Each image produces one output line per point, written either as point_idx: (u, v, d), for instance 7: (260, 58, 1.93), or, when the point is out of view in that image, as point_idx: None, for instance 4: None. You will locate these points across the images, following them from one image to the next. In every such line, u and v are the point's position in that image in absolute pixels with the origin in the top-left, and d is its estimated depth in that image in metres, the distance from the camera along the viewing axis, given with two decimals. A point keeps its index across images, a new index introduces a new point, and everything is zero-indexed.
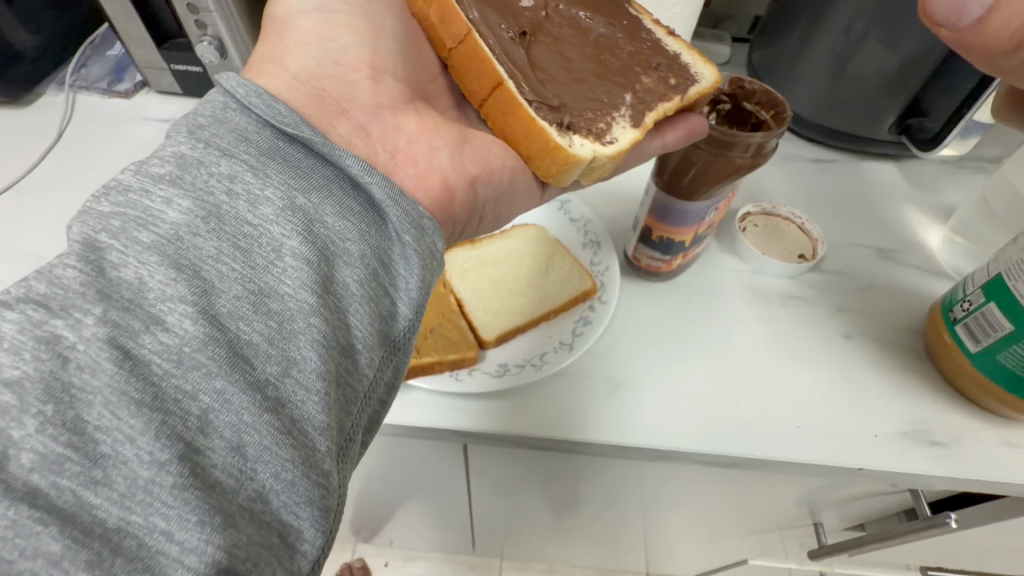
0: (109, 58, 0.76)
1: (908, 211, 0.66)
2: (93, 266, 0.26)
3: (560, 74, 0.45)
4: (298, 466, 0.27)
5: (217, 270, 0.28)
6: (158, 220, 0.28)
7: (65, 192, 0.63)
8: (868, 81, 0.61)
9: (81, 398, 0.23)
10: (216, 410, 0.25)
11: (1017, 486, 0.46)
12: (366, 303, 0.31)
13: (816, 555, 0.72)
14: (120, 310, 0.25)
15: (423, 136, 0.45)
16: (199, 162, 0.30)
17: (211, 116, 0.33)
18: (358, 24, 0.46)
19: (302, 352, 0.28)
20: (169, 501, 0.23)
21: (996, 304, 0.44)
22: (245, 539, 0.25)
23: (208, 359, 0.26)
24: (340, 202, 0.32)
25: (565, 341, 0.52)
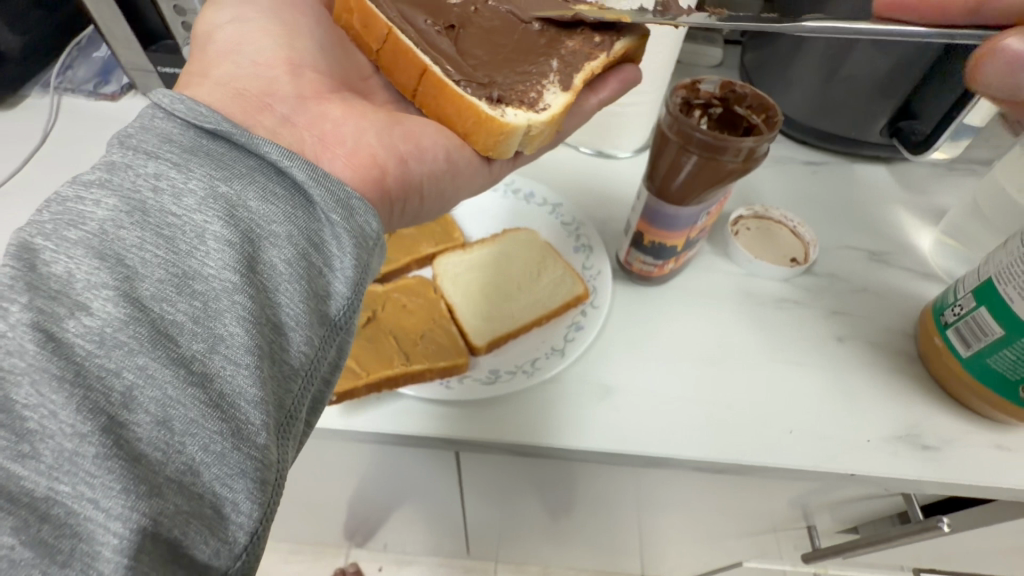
0: (96, 60, 0.75)
1: (900, 213, 0.66)
2: (21, 263, 0.25)
3: (484, 56, 0.45)
4: (228, 437, 0.26)
5: (141, 257, 0.27)
6: (85, 218, 0.27)
7: (49, 196, 0.62)
8: (859, 83, 0.61)
9: (9, 377, 0.23)
10: (138, 386, 0.24)
11: (1009, 490, 0.46)
12: (297, 283, 0.30)
13: (810, 558, 0.72)
14: (44, 302, 0.24)
15: (359, 125, 0.42)
16: (127, 166, 0.29)
17: (139, 126, 0.32)
18: (270, 27, 0.45)
19: (228, 329, 0.27)
20: (93, 473, 0.22)
21: (986, 309, 0.44)
22: (173, 511, 0.24)
23: (130, 338, 0.25)
24: (263, 188, 0.31)
25: (558, 347, 0.51)
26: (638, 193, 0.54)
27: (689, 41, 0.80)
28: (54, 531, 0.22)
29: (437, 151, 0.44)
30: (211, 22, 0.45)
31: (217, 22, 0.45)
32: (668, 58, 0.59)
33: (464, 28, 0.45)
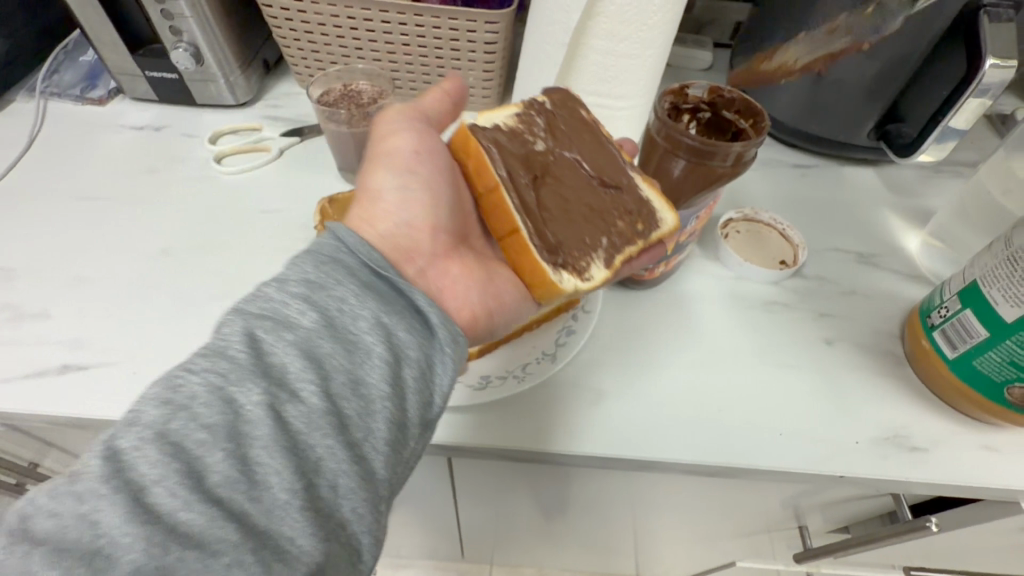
0: (82, 64, 0.75)
1: (888, 215, 0.67)
2: (249, 350, 0.31)
3: (555, 210, 0.45)
4: (368, 502, 0.31)
5: (334, 362, 0.33)
6: (294, 325, 0.33)
7: (33, 202, 0.62)
8: (846, 87, 0.62)
9: (251, 439, 0.28)
10: (325, 459, 0.30)
11: (996, 489, 0.46)
12: (421, 391, 0.35)
13: (802, 557, 0.73)
14: (273, 386, 0.30)
15: (465, 292, 0.46)
16: (322, 284, 0.36)
17: (325, 251, 0.38)
18: (427, 184, 0.46)
19: (377, 427, 0.33)
20: (293, 518, 0.28)
21: (971, 311, 0.45)
22: (331, 555, 0.29)
23: (326, 423, 0.31)
24: (408, 324, 0.37)
25: (549, 352, 0.51)
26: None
27: (679, 44, 0.80)
28: (264, 540, 0.27)
29: (508, 299, 0.47)
30: (377, 171, 0.46)
31: (382, 174, 0.46)
32: (658, 62, 0.60)
33: (544, 176, 0.45)
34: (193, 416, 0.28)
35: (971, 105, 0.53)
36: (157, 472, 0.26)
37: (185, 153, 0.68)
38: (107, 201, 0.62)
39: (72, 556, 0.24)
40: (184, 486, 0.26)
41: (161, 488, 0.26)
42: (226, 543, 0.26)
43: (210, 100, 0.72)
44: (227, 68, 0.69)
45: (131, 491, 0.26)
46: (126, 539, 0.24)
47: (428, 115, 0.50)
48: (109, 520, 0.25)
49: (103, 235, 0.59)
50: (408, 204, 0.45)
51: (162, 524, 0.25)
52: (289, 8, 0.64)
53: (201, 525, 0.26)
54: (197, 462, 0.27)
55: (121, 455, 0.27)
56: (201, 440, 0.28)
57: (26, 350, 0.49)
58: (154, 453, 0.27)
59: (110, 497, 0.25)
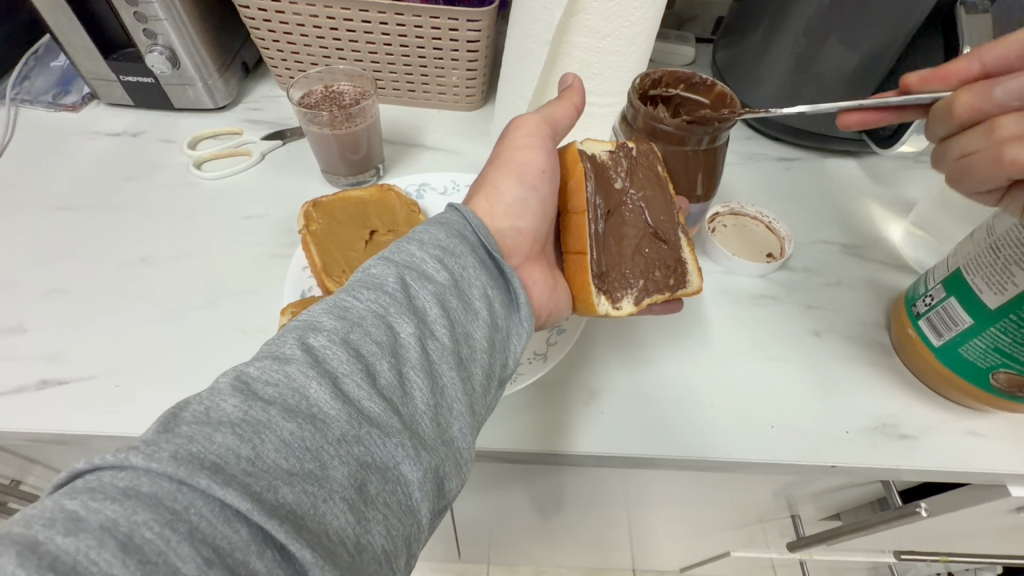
0: (53, 70, 0.73)
1: (871, 206, 0.68)
2: (402, 289, 0.34)
3: (612, 244, 0.47)
4: (457, 452, 0.32)
5: (457, 311, 0.35)
6: (430, 276, 0.35)
7: (8, 213, 0.60)
8: (828, 81, 0.62)
9: (404, 357, 0.31)
10: (449, 387, 0.32)
11: (983, 474, 0.47)
12: (516, 352, 0.38)
13: (795, 546, 0.73)
14: (419, 322, 0.33)
15: (544, 298, 0.45)
16: (449, 246, 0.38)
17: (442, 219, 0.41)
18: (545, 188, 0.48)
19: (479, 374, 0.34)
20: (430, 422, 0.31)
21: (955, 298, 0.45)
22: (448, 462, 0.31)
23: (452, 357, 0.33)
24: (505, 296, 0.39)
25: (539, 351, 0.50)
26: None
27: (662, 40, 0.81)
28: (417, 433, 0.30)
29: (562, 312, 0.48)
30: (504, 160, 0.48)
31: (507, 166, 0.48)
32: (641, 59, 0.60)
33: (614, 212, 0.47)
34: (367, 332, 0.31)
35: None
36: (348, 365, 0.29)
37: (164, 159, 0.67)
38: (85, 209, 0.61)
39: (296, 416, 0.27)
40: (364, 382, 0.29)
41: (352, 379, 0.29)
42: (394, 430, 0.29)
43: (188, 104, 0.71)
44: (205, 72, 0.67)
45: (330, 375, 0.29)
46: (331, 412, 0.28)
47: (558, 122, 0.50)
48: (318, 397, 0.28)
49: (80, 244, 0.58)
50: (525, 199, 0.47)
51: (354, 407, 0.28)
52: (266, 9, 0.63)
53: (379, 413, 0.29)
54: (371, 367, 0.30)
55: (314, 350, 0.30)
56: (372, 351, 0.31)
57: (5, 366, 0.48)
58: (343, 353, 0.30)
59: (313, 378, 0.28)
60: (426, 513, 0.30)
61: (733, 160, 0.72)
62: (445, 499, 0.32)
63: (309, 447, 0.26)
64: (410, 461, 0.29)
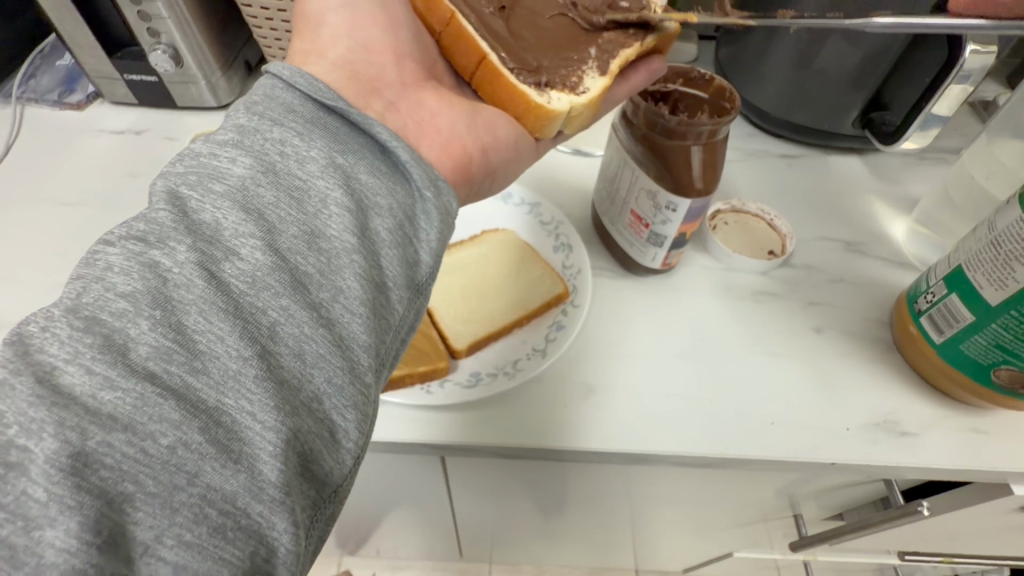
0: (59, 69, 0.73)
1: (874, 203, 0.67)
2: (178, 213, 0.28)
3: (524, 35, 0.46)
4: (304, 412, 0.27)
5: (277, 215, 0.29)
6: (223, 175, 0.29)
7: (13, 210, 0.61)
8: (830, 77, 0.62)
9: (180, 307, 0.26)
10: (278, 325, 0.27)
11: (985, 472, 0.46)
12: (427, 240, 0.34)
13: (797, 546, 0.73)
14: (201, 245, 0.27)
15: (454, 115, 0.43)
16: (256, 129, 0.32)
17: (262, 95, 0.34)
18: (376, 15, 0.45)
19: (346, 283, 0.29)
20: (241, 386, 0.26)
21: (957, 295, 0.45)
22: (302, 425, 0.27)
23: (276, 283, 0.28)
24: (372, 165, 0.33)
25: (539, 347, 0.51)
26: (655, 196, 0.50)
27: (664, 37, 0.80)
28: (217, 419, 0.25)
29: (507, 137, 0.46)
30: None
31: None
32: None
33: (511, 8, 0.47)
34: (109, 288, 0.25)
35: (953, 91, 0.52)
36: (71, 347, 0.23)
37: (167, 156, 0.67)
38: (87, 206, 0.61)
39: None
40: (102, 361, 0.23)
41: (78, 363, 0.23)
42: (166, 423, 0.24)
43: (191, 102, 0.71)
44: (208, 69, 0.68)
45: (39, 371, 0.23)
46: (35, 425, 0.22)
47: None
48: (17, 409, 0.22)
49: (83, 239, 0.58)
50: (360, 26, 0.43)
51: (80, 406, 0.23)
52: (268, 7, 0.63)
53: (130, 407, 0.23)
54: (117, 335, 0.24)
55: (28, 338, 0.24)
56: (119, 312, 0.25)
57: None
58: (68, 329, 0.24)
59: (15, 381, 0.22)
60: (276, 517, 0.25)
61: (735, 157, 0.72)
62: (327, 476, 0.28)
63: (3, 500, 0.21)
64: (213, 463, 0.24)
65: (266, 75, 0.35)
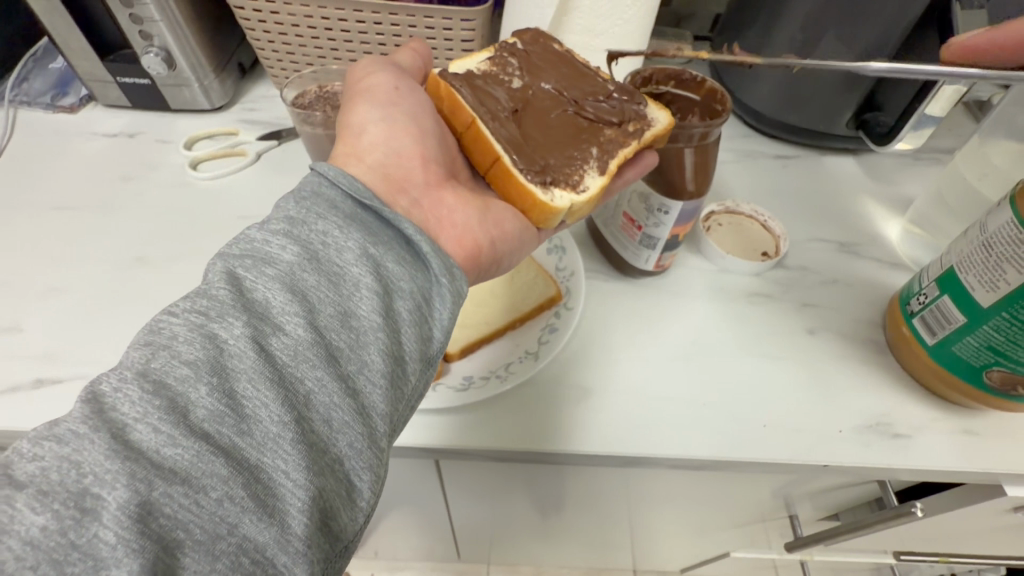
0: (52, 71, 0.73)
1: (868, 204, 0.67)
2: (231, 287, 0.29)
3: (535, 135, 0.46)
4: (331, 476, 0.27)
5: (319, 295, 0.30)
6: (274, 260, 0.30)
7: (6, 214, 0.61)
8: (824, 77, 0.62)
9: (233, 374, 0.26)
10: (314, 394, 0.28)
11: (978, 473, 0.46)
12: (441, 321, 0.34)
13: (793, 546, 0.73)
14: (254, 321, 0.28)
15: (467, 214, 0.43)
16: (304, 219, 0.33)
17: (310, 189, 0.35)
18: (410, 125, 0.44)
19: (372, 357, 0.30)
20: (280, 449, 0.26)
21: (949, 296, 0.45)
22: (330, 489, 0.27)
23: (313, 355, 0.28)
24: (398, 254, 0.34)
25: (532, 350, 0.51)
26: (648, 198, 0.50)
27: (658, 38, 0.80)
28: (258, 477, 0.25)
29: (514, 229, 0.46)
30: (359, 106, 0.44)
31: (365, 110, 0.44)
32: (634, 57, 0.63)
33: (524, 111, 0.46)
34: (174, 356, 0.26)
35: (946, 93, 0.52)
36: (140, 409, 0.24)
37: (160, 159, 0.67)
38: (81, 210, 0.61)
39: (57, 500, 0.22)
40: (166, 422, 0.24)
41: (144, 425, 0.24)
42: (217, 478, 0.24)
43: (184, 105, 0.71)
44: (201, 72, 0.67)
45: (113, 427, 0.24)
46: (109, 475, 0.22)
47: (403, 74, 0.48)
48: (95, 459, 0.23)
49: (76, 243, 0.58)
50: (395, 135, 0.43)
51: (147, 461, 0.23)
52: (261, 9, 0.63)
53: (188, 462, 0.24)
54: (179, 399, 0.25)
55: (101, 397, 0.25)
56: (182, 377, 0.26)
57: (4, 366, 0.49)
58: (136, 392, 0.25)
59: (92, 436, 0.23)
60: (300, 571, 0.25)
61: (729, 158, 0.72)
62: (341, 533, 0.28)
63: (78, 540, 0.21)
64: (252, 517, 0.25)
65: (312, 171, 0.37)
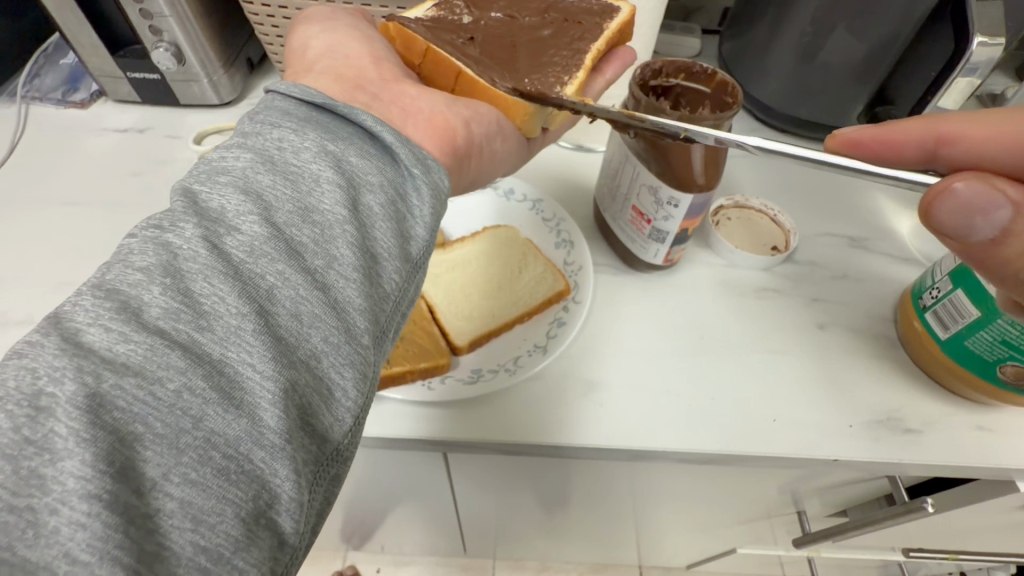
0: (63, 67, 0.74)
1: (879, 198, 0.67)
2: (187, 199, 0.28)
3: (498, 52, 0.45)
4: (305, 372, 0.27)
5: (276, 193, 0.29)
6: (228, 168, 0.30)
7: (18, 210, 0.61)
8: (836, 70, 0.61)
9: (188, 275, 0.26)
10: (277, 288, 0.27)
11: (990, 470, 0.46)
12: (418, 219, 0.33)
13: (801, 543, 0.73)
14: (207, 223, 0.27)
15: (429, 98, 0.41)
16: (257, 130, 0.32)
17: (262, 105, 0.34)
18: (353, 32, 0.45)
19: (341, 252, 0.29)
20: (243, 343, 0.25)
21: (962, 291, 0.45)
22: (303, 383, 0.27)
23: (272, 250, 0.28)
24: (362, 149, 0.33)
25: (540, 344, 0.51)
26: (657, 192, 0.50)
27: (667, 31, 0.79)
28: (223, 375, 0.24)
29: (492, 117, 0.44)
30: (300, 30, 0.46)
31: (306, 30, 0.46)
32: (645, 49, 0.63)
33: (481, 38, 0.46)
34: (127, 264, 0.25)
35: (958, 86, 0.52)
36: (92, 311, 0.24)
37: (170, 154, 0.67)
38: (91, 205, 0.62)
39: (9, 401, 0.21)
40: (117, 320, 0.24)
41: (95, 326, 0.23)
42: (172, 371, 0.23)
43: (194, 100, 0.71)
44: (210, 67, 0.68)
45: (63, 332, 0.23)
46: (57, 372, 0.22)
47: (351, 8, 0.50)
48: (44, 362, 0.22)
49: (86, 238, 0.59)
50: (341, 42, 0.44)
51: (97, 356, 0.23)
52: (269, 3, 0.63)
53: (141, 355, 0.23)
54: (132, 301, 0.24)
55: (58, 310, 0.24)
56: (134, 280, 0.25)
57: None
58: (89, 298, 0.24)
59: (44, 342, 0.23)
60: (278, 464, 0.25)
61: (738, 152, 0.71)
62: (325, 432, 0.27)
63: (32, 437, 0.21)
64: (218, 411, 0.24)
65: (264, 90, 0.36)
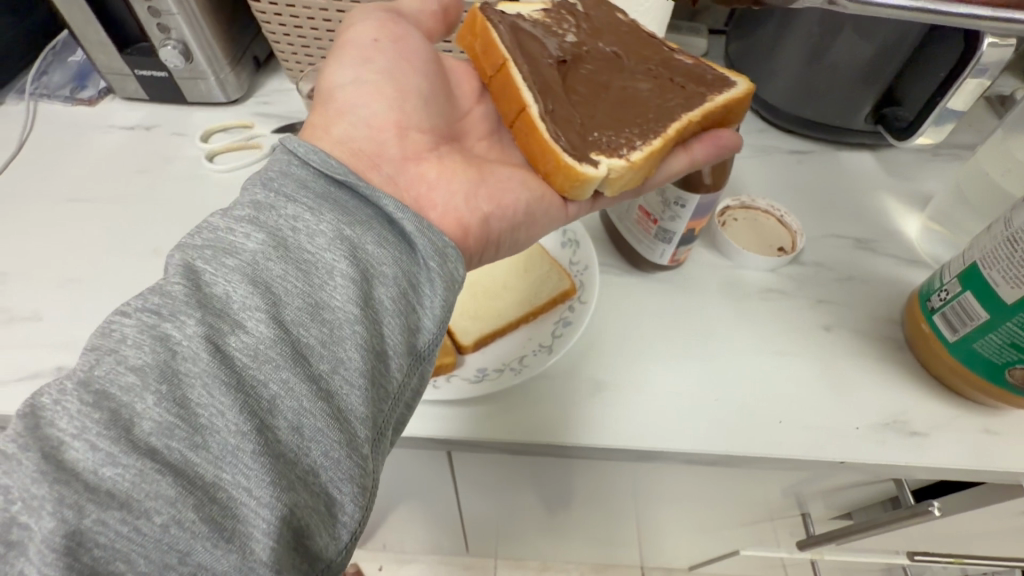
0: (71, 65, 0.74)
1: (886, 200, 0.66)
2: (189, 286, 0.29)
3: (574, 96, 0.45)
4: (303, 490, 0.27)
5: (285, 287, 0.30)
6: (237, 250, 0.30)
7: (25, 206, 0.62)
8: (844, 70, 0.61)
9: (186, 380, 0.26)
10: (278, 398, 0.28)
11: (998, 474, 0.46)
12: (426, 316, 0.34)
13: (805, 545, 0.72)
14: (209, 319, 0.28)
15: (444, 190, 0.44)
16: (271, 205, 0.33)
17: (279, 171, 0.35)
18: (384, 86, 0.45)
19: (348, 354, 0.30)
20: (241, 461, 0.26)
21: (971, 292, 0.44)
22: (301, 502, 0.27)
23: (276, 355, 0.28)
24: (378, 234, 0.34)
25: (545, 343, 0.51)
26: (664, 192, 0.50)
27: (674, 31, 0.79)
28: (217, 500, 0.25)
29: (512, 199, 0.46)
30: (332, 67, 0.46)
31: (339, 71, 0.45)
32: None
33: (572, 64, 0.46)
34: (119, 362, 0.26)
35: (968, 86, 0.51)
36: (79, 423, 0.24)
37: (177, 152, 0.68)
38: (98, 201, 0.62)
39: None
40: (106, 438, 0.24)
41: (82, 441, 0.24)
42: (162, 500, 0.24)
43: (201, 98, 0.72)
44: (217, 65, 0.68)
45: (48, 447, 0.24)
46: (36, 501, 0.23)
47: (401, 15, 0.49)
48: (23, 483, 0.23)
49: (94, 235, 0.59)
50: (370, 100, 0.44)
51: (83, 483, 0.23)
52: (277, 2, 0.63)
53: (129, 483, 0.24)
54: (124, 411, 0.25)
55: (40, 410, 0.25)
56: (128, 386, 0.25)
57: (25, 353, 0.50)
58: (77, 404, 0.25)
59: (23, 458, 0.23)
60: None
61: (745, 152, 0.71)
62: (320, 552, 0.28)
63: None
64: (209, 543, 0.24)
65: (281, 149, 0.37)
